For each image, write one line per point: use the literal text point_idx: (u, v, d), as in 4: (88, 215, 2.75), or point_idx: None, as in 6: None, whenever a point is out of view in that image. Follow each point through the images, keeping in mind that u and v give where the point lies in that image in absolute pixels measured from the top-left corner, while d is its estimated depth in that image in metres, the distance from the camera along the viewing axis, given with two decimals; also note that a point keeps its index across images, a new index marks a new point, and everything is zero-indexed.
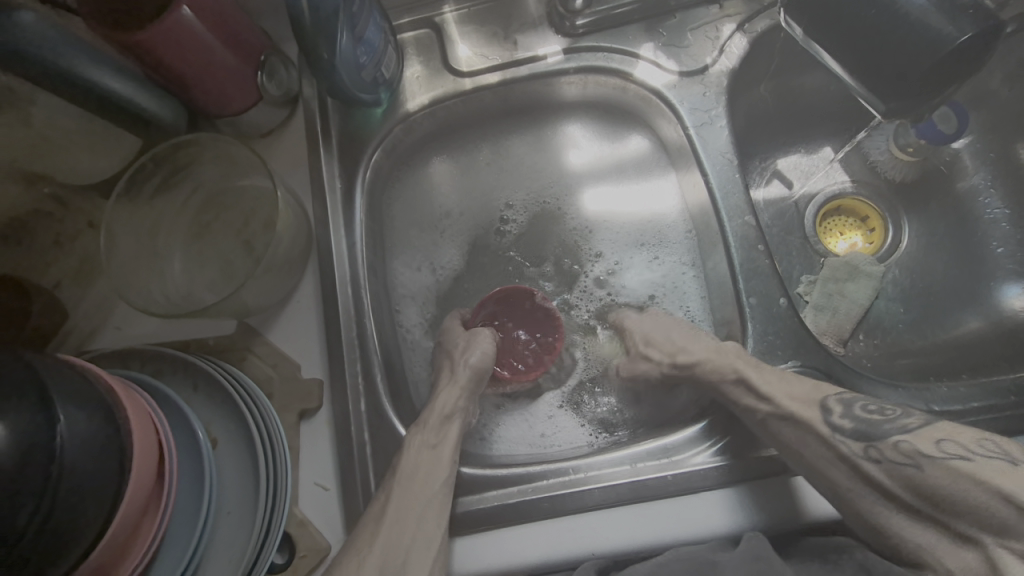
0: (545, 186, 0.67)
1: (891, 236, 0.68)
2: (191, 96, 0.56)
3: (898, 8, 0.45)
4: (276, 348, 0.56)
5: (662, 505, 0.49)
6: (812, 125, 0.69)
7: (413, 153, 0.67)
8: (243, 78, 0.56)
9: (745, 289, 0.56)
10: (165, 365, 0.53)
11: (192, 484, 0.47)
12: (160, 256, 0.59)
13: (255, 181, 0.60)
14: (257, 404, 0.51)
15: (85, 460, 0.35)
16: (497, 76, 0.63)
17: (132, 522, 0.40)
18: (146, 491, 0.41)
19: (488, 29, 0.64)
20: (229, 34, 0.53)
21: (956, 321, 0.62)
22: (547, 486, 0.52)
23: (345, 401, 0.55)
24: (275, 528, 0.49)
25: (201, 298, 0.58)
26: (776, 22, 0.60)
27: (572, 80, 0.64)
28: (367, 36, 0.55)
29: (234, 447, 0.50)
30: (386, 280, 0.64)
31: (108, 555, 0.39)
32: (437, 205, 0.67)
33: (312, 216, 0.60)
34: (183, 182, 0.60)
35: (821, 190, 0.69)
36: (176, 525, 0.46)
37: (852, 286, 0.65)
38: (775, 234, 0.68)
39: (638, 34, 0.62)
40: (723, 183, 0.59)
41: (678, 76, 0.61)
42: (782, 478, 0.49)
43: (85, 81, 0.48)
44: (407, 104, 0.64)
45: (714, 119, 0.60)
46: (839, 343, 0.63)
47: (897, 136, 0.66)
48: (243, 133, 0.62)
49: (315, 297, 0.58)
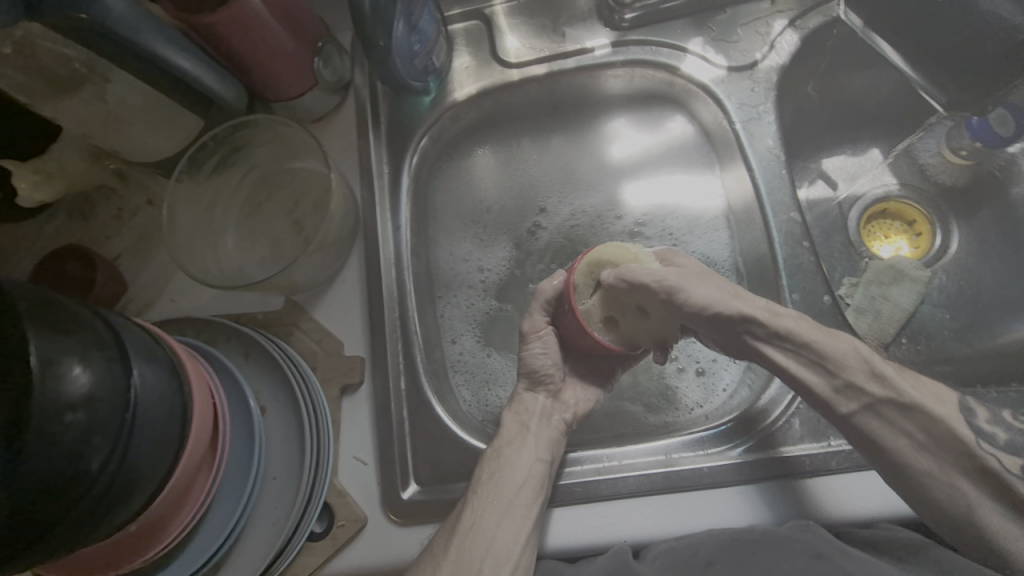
0: (587, 178, 0.68)
1: (938, 241, 0.67)
2: (252, 79, 0.59)
3: None
4: (321, 324, 0.58)
5: (695, 496, 0.49)
6: (860, 125, 0.68)
7: (458, 140, 0.69)
8: (301, 62, 0.59)
9: (788, 285, 0.56)
10: (218, 334, 0.55)
11: (241, 448, 0.49)
12: (214, 232, 0.61)
13: (308, 164, 0.62)
14: (303, 375, 0.53)
15: (151, 412, 0.38)
16: (544, 67, 0.64)
17: (188, 477, 0.43)
18: (202, 449, 0.44)
19: (537, 21, 0.65)
20: (290, 20, 0.56)
21: (1005, 329, 0.61)
22: (579, 472, 0.53)
23: (385, 378, 0.56)
24: (317, 495, 0.51)
25: (251, 273, 0.60)
26: (829, 19, 0.60)
27: (618, 73, 0.64)
28: (421, 25, 0.57)
29: (280, 416, 0.52)
30: (428, 262, 0.65)
31: (167, 506, 0.42)
32: (479, 191, 0.69)
33: (360, 198, 0.62)
34: (239, 162, 0.62)
35: (866, 193, 0.69)
36: (225, 486, 0.48)
37: (896, 290, 0.63)
38: (820, 232, 0.67)
39: (686, 29, 0.62)
40: (769, 178, 0.59)
41: (726, 71, 0.61)
42: (824, 476, 0.49)
43: (158, 60, 0.51)
44: (455, 93, 0.65)
45: (762, 115, 0.60)
46: (881, 346, 0.61)
47: (951, 139, 0.64)
48: (296, 117, 0.64)
49: (360, 276, 0.60)
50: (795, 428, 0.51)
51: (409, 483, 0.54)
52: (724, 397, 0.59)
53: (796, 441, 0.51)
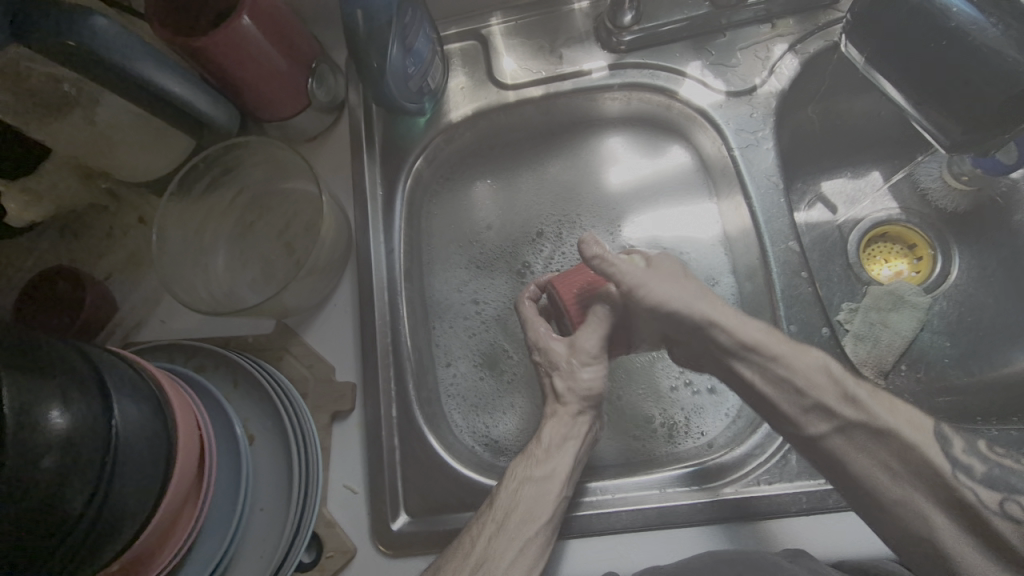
0: (583, 201, 0.67)
1: (939, 267, 0.65)
2: (245, 100, 0.58)
3: (969, 38, 0.44)
4: (312, 349, 0.57)
5: (688, 533, 0.49)
6: (860, 149, 0.67)
7: (453, 161, 0.68)
8: (294, 84, 0.58)
9: (785, 315, 0.55)
10: (207, 360, 0.55)
11: (228, 480, 0.48)
12: (205, 254, 0.61)
13: (301, 185, 0.62)
14: (292, 403, 0.53)
15: (134, 452, 0.37)
16: (540, 89, 0.64)
17: (172, 515, 0.42)
18: (187, 485, 0.42)
19: (534, 42, 0.64)
20: (284, 42, 0.56)
21: (1006, 359, 0.60)
22: (572, 506, 0.52)
23: (377, 404, 0.55)
24: (306, 526, 0.50)
25: (242, 297, 0.59)
26: (830, 43, 0.59)
27: (615, 96, 0.64)
28: (416, 47, 0.56)
29: (270, 445, 0.52)
30: (422, 285, 0.65)
31: (149, 544, 0.41)
32: (474, 213, 0.68)
33: (353, 221, 0.61)
34: (231, 183, 0.62)
35: (867, 216, 0.67)
36: (212, 519, 0.48)
37: (895, 317, 0.62)
38: (817, 258, 0.66)
39: (685, 52, 0.62)
40: (767, 206, 0.58)
41: (725, 95, 0.60)
42: (819, 514, 0.48)
43: (147, 83, 0.50)
44: (451, 114, 0.65)
45: (760, 140, 0.59)
46: (879, 375, 0.61)
47: (952, 164, 0.64)
48: (290, 137, 0.64)
49: (352, 301, 0.59)
50: (792, 464, 0.50)
51: (399, 513, 0.53)
52: (724, 423, 0.58)
53: (793, 476, 0.50)
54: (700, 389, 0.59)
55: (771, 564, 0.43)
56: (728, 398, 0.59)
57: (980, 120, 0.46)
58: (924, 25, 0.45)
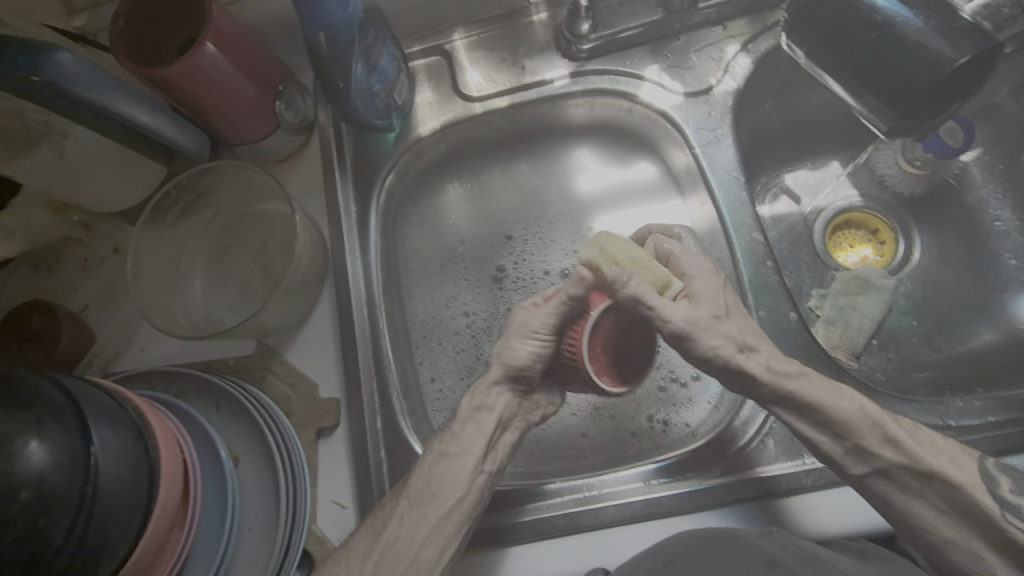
0: (554, 209, 0.68)
1: (902, 248, 0.67)
2: (212, 124, 0.59)
3: (896, 31, 0.46)
4: (294, 367, 0.58)
5: (676, 522, 0.50)
6: (820, 140, 0.69)
7: (426, 175, 0.69)
8: (261, 107, 0.59)
9: (755, 303, 0.57)
10: (188, 385, 0.55)
11: (214, 509, 0.48)
12: (181, 280, 0.61)
13: (274, 206, 0.62)
14: (276, 421, 0.53)
15: (117, 477, 0.37)
16: (505, 99, 0.65)
17: (157, 543, 0.41)
18: (173, 510, 0.42)
19: (497, 55, 0.66)
20: (249, 68, 0.57)
21: (972, 333, 0.62)
22: (560, 503, 0.52)
23: (362, 418, 0.56)
24: (294, 548, 0.49)
25: (220, 319, 0.59)
26: (778, 42, 0.61)
27: (579, 102, 0.66)
28: (381, 65, 0.57)
29: (254, 464, 0.52)
30: (402, 299, 0.65)
31: (138, 570, 0.41)
32: (446, 227, 0.69)
33: (329, 237, 0.62)
34: (205, 207, 0.62)
35: (829, 205, 0.69)
36: (202, 540, 0.48)
37: (863, 300, 0.63)
38: (784, 248, 0.67)
39: (643, 56, 0.64)
40: (730, 199, 0.60)
41: (683, 96, 0.62)
42: (797, 495, 0.49)
43: (115, 115, 0.51)
44: (420, 128, 0.66)
45: (720, 138, 0.61)
46: (851, 357, 0.61)
47: (906, 150, 0.67)
48: (262, 159, 0.65)
49: (332, 317, 0.60)
50: (769, 449, 0.52)
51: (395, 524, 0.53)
52: (706, 411, 0.59)
53: (772, 460, 0.51)
54: (681, 388, 0.61)
55: (742, 541, 0.44)
56: (710, 385, 0.60)
57: (920, 109, 0.48)
58: (854, 24, 0.48)
